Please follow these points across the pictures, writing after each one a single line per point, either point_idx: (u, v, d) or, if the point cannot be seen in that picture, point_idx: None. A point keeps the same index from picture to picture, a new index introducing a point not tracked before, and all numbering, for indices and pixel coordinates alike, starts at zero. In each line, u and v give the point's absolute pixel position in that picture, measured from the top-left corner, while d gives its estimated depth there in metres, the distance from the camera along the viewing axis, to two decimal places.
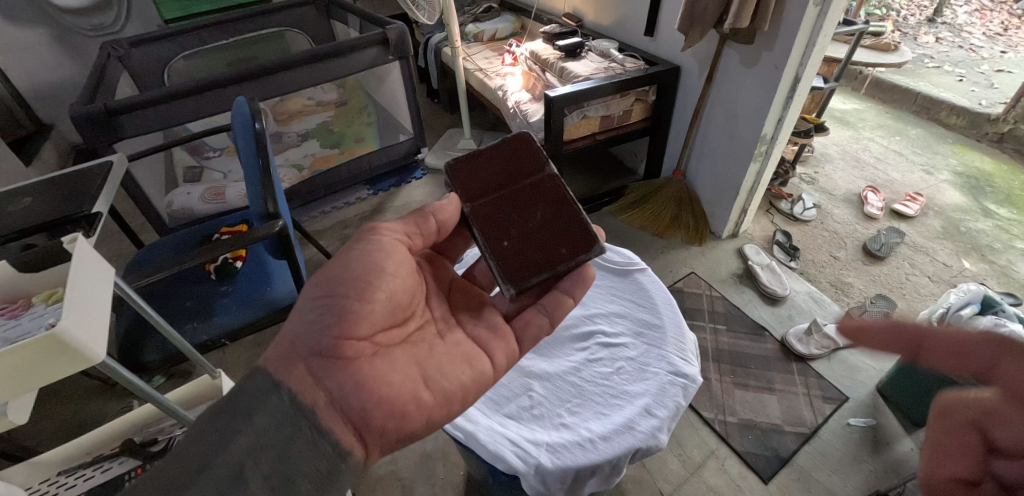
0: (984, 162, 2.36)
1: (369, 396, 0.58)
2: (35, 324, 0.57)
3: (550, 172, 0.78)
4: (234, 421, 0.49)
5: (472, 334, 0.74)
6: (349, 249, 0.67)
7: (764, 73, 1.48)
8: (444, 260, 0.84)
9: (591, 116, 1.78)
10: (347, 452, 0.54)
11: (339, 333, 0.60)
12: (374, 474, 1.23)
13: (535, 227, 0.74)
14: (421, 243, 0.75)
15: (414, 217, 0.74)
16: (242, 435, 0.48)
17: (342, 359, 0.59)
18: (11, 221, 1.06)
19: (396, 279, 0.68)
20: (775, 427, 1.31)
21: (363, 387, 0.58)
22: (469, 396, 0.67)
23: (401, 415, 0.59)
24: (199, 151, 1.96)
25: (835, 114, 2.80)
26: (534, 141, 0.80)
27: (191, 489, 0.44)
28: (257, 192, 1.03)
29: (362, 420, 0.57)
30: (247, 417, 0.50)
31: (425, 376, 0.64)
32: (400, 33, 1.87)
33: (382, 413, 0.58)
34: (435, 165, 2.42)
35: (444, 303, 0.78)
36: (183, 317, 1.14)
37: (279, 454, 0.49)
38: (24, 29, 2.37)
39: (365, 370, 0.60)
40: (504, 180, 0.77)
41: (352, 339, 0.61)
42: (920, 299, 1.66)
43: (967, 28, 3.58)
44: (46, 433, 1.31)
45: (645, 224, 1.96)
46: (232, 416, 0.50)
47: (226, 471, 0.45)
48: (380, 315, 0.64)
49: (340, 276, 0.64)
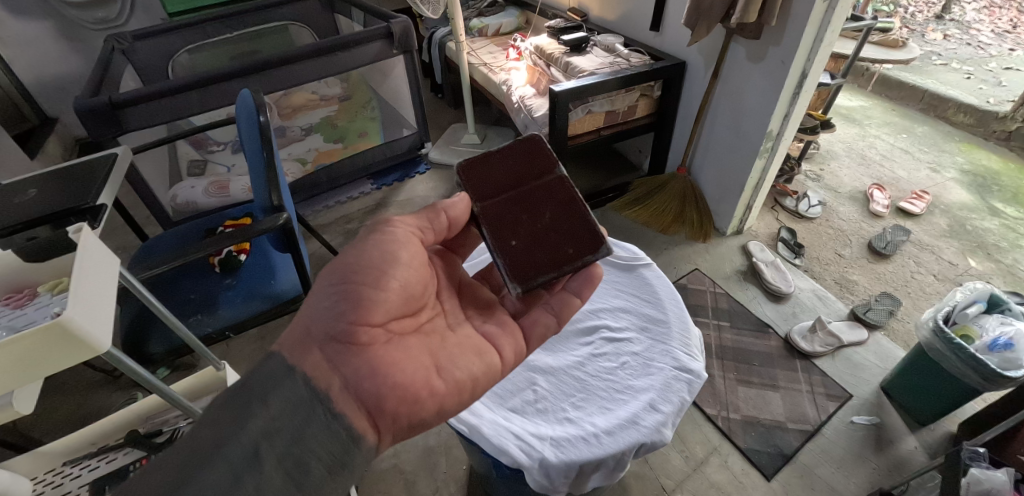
0: (991, 160, 2.34)
1: (383, 382, 0.58)
2: (41, 313, 0.57)
3: (559, 174, 0.77)
4: (249, 403, 0.48)
5: (480, 329, 0.74)
6: (363, 239, 0.68)
7: (771, 69, 1.47)
8: (454, 257, 0.84)
9: (595, 111, 1.77)
10: (360, 437, 0.53)
11: (355, 319, 0.60)
12: (376, 467, 1.23)
13: (544, 227, 0.74)
14: (432, 238, 0.75)
15: (425, 211, 0.74)
16: (257, 417, 0.47)
17: (356, 345, 0.59)
18: (15, 212, 1.06)
19: (410, 270, 0.68)
20: (778, 424, 1.30)
21: (377, 374, 0.58)
22: (479, 387, 0.67)
23: (413, 401, 0.60)
24: (202, 145, 1.98)
25: (841, 112, 2.78)
26: (544, 143, 0.80)
27: (207, 468, 0.42)
28: (261, 186, 1.03)
29: (376, 405, 0.57)
30: (262, 400, 0.48)
31: (438, 366, 0.64)
32: (404, 27, 1.86)
33: (394, 399, 0.58)
34: (438, 160, 2.41)
35: (454, 299, 0.78)
36: (187, 309, 1.14)
37: (294, 437, 0.48)
38: (29, 22, 2.37)
39: (379, 358, 0.60)
40: (513, 181, 0.77)
41: (366, 325, 0.61)
42: (925, 298, 1.65)
43: (975, 26, 3.54)
44: (51, 424, 1.32)
45: (649, 220, 1.95)
46: (248, 399, 0.48)
47: (243, 452, 0.44)
48: (395, 303, 0.65)
49: (354, 264, 0.64)
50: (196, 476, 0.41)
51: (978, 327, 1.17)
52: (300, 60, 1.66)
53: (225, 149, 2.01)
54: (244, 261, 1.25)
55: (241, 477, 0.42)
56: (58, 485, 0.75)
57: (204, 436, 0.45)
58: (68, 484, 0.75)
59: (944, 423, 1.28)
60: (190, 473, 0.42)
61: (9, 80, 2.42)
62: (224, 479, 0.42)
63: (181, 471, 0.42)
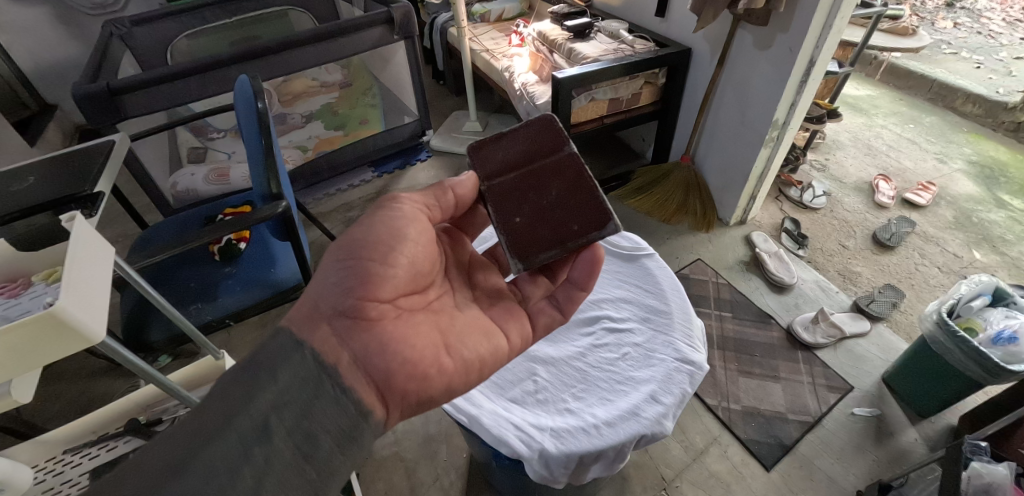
0: (998, 151, 2.31)
1: (392, 358, 0.58)
2: (34, 303, 0.55)
3: (569, 151, 0.75)
4: (257, 377, 0.47)
5: (488, 310, 0.73)
6: (370, 215, 0.66)
7: (778, 56, 1.44)
8: (463, 236, 0.83)
9: (599, 98, 1.74)
10: (369, 412, 0.53)
11: (364, 294, 0.59)
12: (377, 455, 1.24)
13: (549, 207, 0.72)
14: (439, 216, 0.74)
15: (433, 189, 0.73)
16: (264, 392, 0.46)
17: (365, 320, 0.59)
18: (13, 201, 1.05)
19: (418, 246, 0.67)
20: (778, 415, 1.31)
21: (386, 349, 0.58)
22: (486, 369, 0.67)
23: (423, 377, 0.59)
24: (203, 132, 1.96)
25: (848, 101, 2.74)
26: (555, 120, 0.77)
27: (213, 444, 0.41)
28: (259, 174, 1.02)
29: (384, 381, 0.56)
30: (270, 374, 0.48)
31: (447, 343, 0.64)
32: (405, 12, 1.82)
33: (404, 374, 0.58)
34: (440, 147, 2.39)
35: (462, 279, 0.77)
36: (187, 298, 1.13)
37: (302, 410, 0.47)
38: (25, 7, 2.34)
39: (389, 333, 0.60)
40: (521, 160, 0.75)
41: (375, 301, 0.60)
42: (929, 290, 1.64)
43: (986, 14, 3.47)
44: (54, 411, 1.33)
45: (652, 209, 1.94)
46: (257, 371, 0.48)
47: (252, 425, 0.43)
48: (403, 279, 0.64)
49: (362, 239, 0.63)
50: (205, 449, 0.41)
51: (982, 320, 1.15)
52: (300, 46, 1.64)
53: (225, 136, 1.99)
54: (243, 249, 1.24)
55: (250, 451, 0.42)
56: (58, 474, 0.73)
57: (213, 408, 0.44)
58: (69, 472, 0.74)
59: (945, 416, 1.28)
60: (201, 445, 0.41)
61: (8, 66, 2.40)
62: (232, 453, 0.41)
63: (192, 442, 0.41)
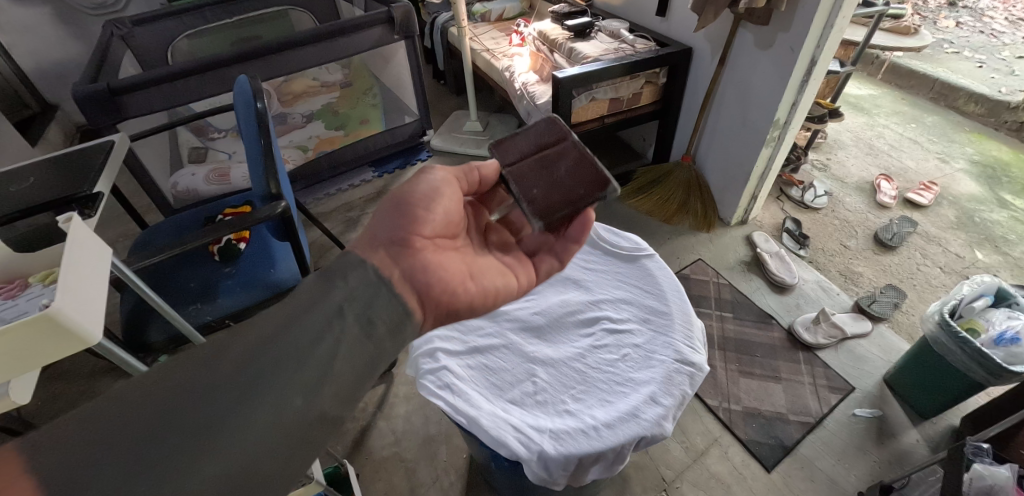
0: (1001, 151, 2.29)
1: (428, 279, 0.60)
2: (31, 304, 0.55)
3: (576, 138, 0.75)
4: (330, 282, 0.54)
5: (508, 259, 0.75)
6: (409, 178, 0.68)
7: (778, 56, 1.44)
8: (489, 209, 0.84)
9: (599, 98, 1.74)
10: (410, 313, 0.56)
11: (405, 230, 0.62)
12: (377, 455, 1.24)
13: (563, 178, 0.72)
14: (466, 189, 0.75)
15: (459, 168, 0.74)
16: (336, 290, 0.53)
17: (406, 250, 0.61)
18: (12, 201, 1.05)
19: (452, 202, 0.68)
20: (779, 416, 1.30)
21: (424, 272, 0.60)
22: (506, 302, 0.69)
23: (452, 295, 0.62)
24: (204, 132, 1.97)
25: (850, 100, 2.74)
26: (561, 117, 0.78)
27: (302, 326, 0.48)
28: (259, 174, 1.02)
29: (424, 294, 0.59)
30: (339, 279, 0.54)
31: (473, 273, 0.66)
32: (405, 12, 1.82)
33: (437, 292, 0.60)
34: (440, 147, 2.38)
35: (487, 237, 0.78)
36: (186, 298, 1.13)
37: (363, 304, 0.53)
38: (25, 7, 2.34)
39: (426, 261, 0.61)
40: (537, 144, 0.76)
41: (416, 237, 0.63)
42: (931, 290, 1.63)
43: (989, 13, 3.45)
44: (54, 411, 1.33)
45: (653, 209, 1.93)
46: (330, 277, 0.54)
47: (328, 312, 0.50)
48: (441, 224, 0.66)
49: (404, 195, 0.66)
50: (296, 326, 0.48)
51: (984, 321, 1.14)
52: (301, 45, 1.64)
53: (226, 136, 1.99)
54: (243, 250, 1.23)
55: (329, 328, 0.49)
56: None
57: (298, 301, 0.51)
58: None
59: (946, 416, 1.28)
60: (292, 320, 0.49)
61: (8, 65, 2.40)
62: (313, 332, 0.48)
63: (283, 323, 0.49)
